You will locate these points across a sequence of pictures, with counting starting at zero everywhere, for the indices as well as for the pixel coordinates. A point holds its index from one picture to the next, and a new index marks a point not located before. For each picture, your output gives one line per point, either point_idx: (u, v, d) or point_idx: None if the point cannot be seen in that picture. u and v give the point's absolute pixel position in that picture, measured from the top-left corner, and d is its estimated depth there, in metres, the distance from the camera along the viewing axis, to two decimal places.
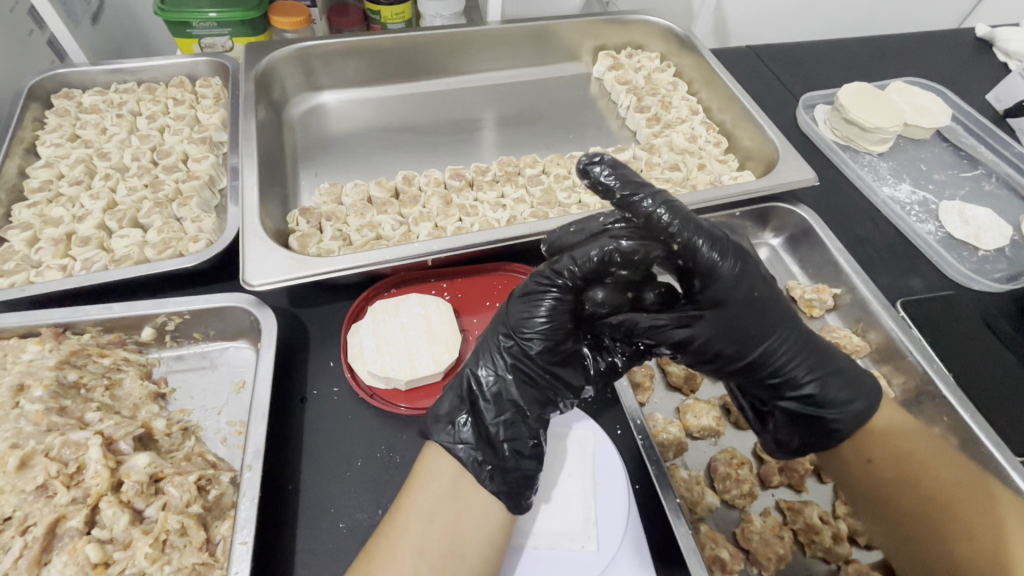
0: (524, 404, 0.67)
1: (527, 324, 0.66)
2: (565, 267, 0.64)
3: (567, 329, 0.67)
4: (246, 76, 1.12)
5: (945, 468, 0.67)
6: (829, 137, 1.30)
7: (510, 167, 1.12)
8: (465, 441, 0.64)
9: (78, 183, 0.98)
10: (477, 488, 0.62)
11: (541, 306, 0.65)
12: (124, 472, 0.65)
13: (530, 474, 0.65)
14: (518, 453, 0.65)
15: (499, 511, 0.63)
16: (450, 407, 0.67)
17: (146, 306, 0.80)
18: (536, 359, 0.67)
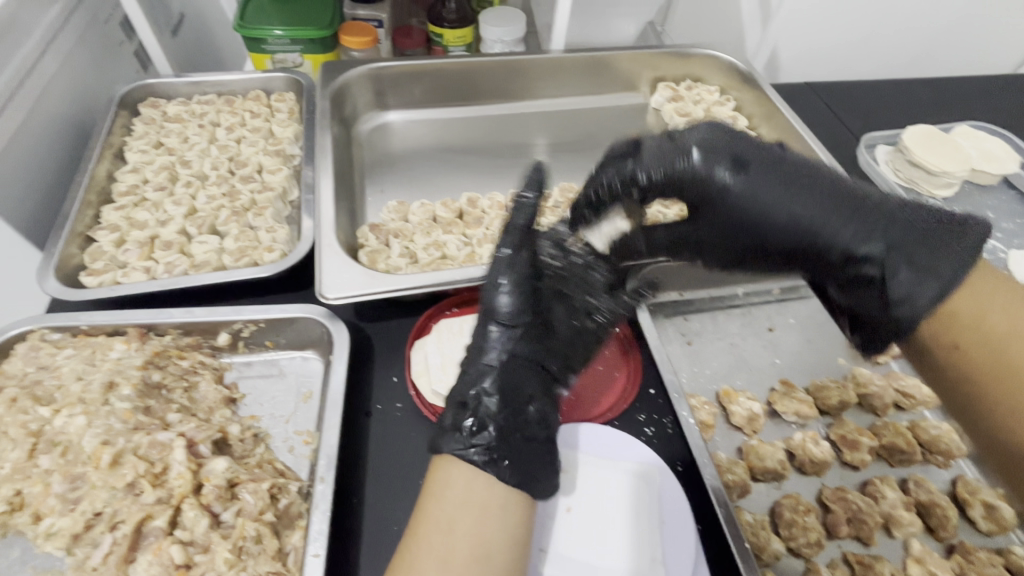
0: (525, 390, 0.68)
1: (502, 312, 0.72)
2: (500, 266, 0.73)
3: (534, 303, 0.73)
4: (322, 94, 1.16)
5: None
6: (891, 179, 1.28)
7: (571, 194, 1.13)
8: (466, 440, 0.63)
9: (161, 189, 1.03)
10: (490, 488, 0.61)
11: (500, 291, 0.72)
12: (204, 476, 0.67)
13: (544, 455, 0.66)
14: (529, 440, 0.65)
15: (519, 506, 0.62)
16: (455, 416, 0.65)
17: (225, 313, 0.83)
18: (519, 344, 0.70)
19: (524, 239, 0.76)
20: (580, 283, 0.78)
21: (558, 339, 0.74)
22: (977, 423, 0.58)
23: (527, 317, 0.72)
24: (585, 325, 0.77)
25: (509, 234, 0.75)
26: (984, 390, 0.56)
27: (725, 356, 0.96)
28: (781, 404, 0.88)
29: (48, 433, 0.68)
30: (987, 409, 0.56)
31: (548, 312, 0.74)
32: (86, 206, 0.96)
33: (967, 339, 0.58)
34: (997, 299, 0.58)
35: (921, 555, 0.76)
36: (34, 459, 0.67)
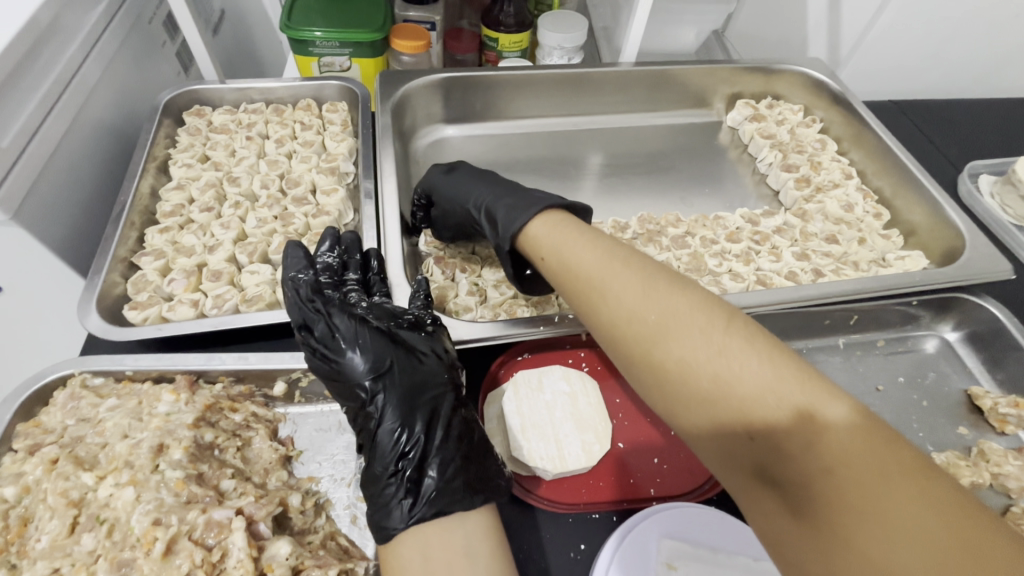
0: (369, 440, 0.66)
1: (360, 372, 0.68)
2: (299, 322, 0.72)
3: (358, 335, 0.69)
4: (383, 107, 1.07)
5: (722, 339, 0.54)
6: (1000, 216, 1.15)
7: (651, 225, 1.02)
8: (409, 507, 0.61)
9: (208, 209, 0.95)
10: (447, 542, 0.58)
11: (314, 331, 0.70)
12: (265, 563, 0.58)
13: (462, 491, 0.62)
14: (432, 482, 0.63)
15: (487, 544, 0.58)
16: (388, 491, 0.63)
17: (284, 360, 0.74)
18: (395, 390, 0.67)
19: (321, 302, 0.72)
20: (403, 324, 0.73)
21: (427, 374, 0.69)
22: (719, 449, 0.52)
23: (357, 352, 0.68)
24: (423, 338, 0.72)
25: (306, 302, 0.72)
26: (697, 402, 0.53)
27: None
28: None
29: (90, 504, 0.60)
30: (757, 441, 0.49)
31: (364, 339, 0.69)
32: (129, 228, 0.88)
33: (662, 347, 0.56)
34: (703, 316, 0.56)
35: None
36: (75, 536, 0.59)
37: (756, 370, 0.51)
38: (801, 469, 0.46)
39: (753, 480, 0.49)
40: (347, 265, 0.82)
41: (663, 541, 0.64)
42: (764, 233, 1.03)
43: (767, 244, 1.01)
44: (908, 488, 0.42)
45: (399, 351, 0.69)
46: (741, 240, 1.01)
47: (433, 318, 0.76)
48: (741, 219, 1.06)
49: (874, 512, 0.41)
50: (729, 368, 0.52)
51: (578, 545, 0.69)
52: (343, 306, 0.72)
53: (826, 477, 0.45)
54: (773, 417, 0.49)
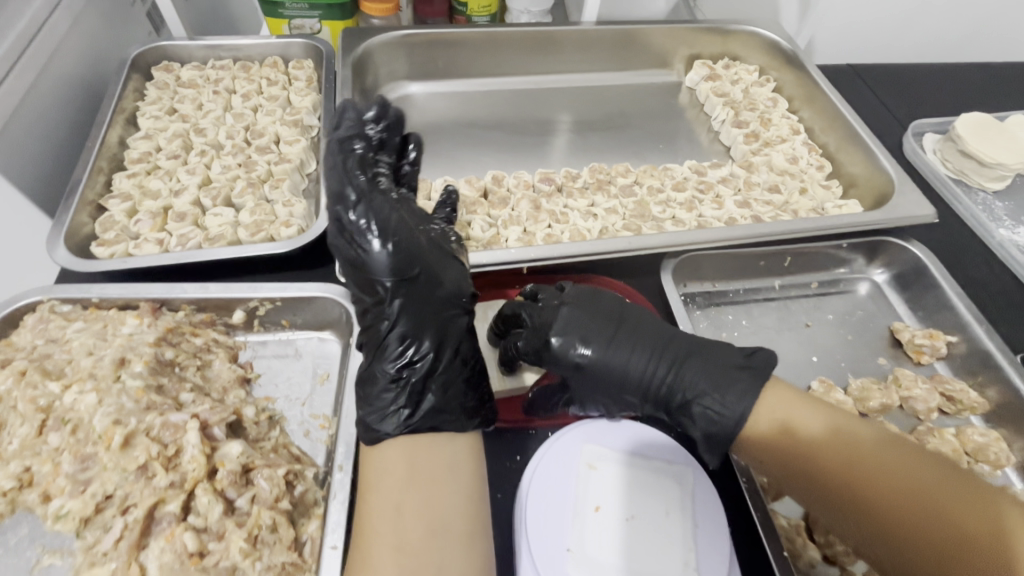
0: (381, 340, 0.69)
1: (384, 270, 0.70)
2: (345, 209, 0.72)
3: (400, 235, 0.71)
4: (343, 62, 1.11)
5: (795, 407, 0.65)
6: (940, 170, 1.21)
7: (601, 175, 1.07)
8: (405, 416, 0.65)
9: (175, 157, 0.99)
10: (433, 456, 0.63)
11: (348, 214, 0.71)
12: (218, 460, 0.65)
13: (453, 410, 0.66)
14: (432, 395, 0.66)
15: (470, 464, 0.64)
16: (388, 395, 0.66)
17: (241, 290, 0.79)
18: (410, 301, 0.69)
19: (365, 188, 0.72)
20: (433, 238, 0.75)
21: (446, 293, 0.70)
22: (797, 486, 0.64)
23: (392, 250, 0.70)
24: (450, 254, 0.75)
25: (352, 181, 0.73)
26: (797, 465, 0.63)
27: None
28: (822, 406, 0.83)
29: (57, 409, 0.66)
30: (832, 484, 0.61)
31: (405, 240, 0.71)
32: (97, 172, 0.92)
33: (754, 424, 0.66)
34: (775, 393, 0.67)
35: None
36: (43, 436, 0.65)
37: (809, 413, 0.64)
38: (867, 491, 0.59)
39: (842, 515, 0.60)
40: (384, 145, 0.80)
41: (585, 445, 0.71)
42: (709, 183, 1.08)
43: (711, 192, 1.06)
44: (959, 491, 0.57)
45: (429, 260, 0.72)
46: (687, 189, 1.06)
47: (457, 240, 0.79)
48: (688, 169, 1.11)
49: (906, 496, 0.57)
50: (810, 429, 0.63)
51: (513, 456, 0.75)
52: (383, 199, 0.73)
53: (911, 505, 0.57)
54: (836, 455, 0.61)
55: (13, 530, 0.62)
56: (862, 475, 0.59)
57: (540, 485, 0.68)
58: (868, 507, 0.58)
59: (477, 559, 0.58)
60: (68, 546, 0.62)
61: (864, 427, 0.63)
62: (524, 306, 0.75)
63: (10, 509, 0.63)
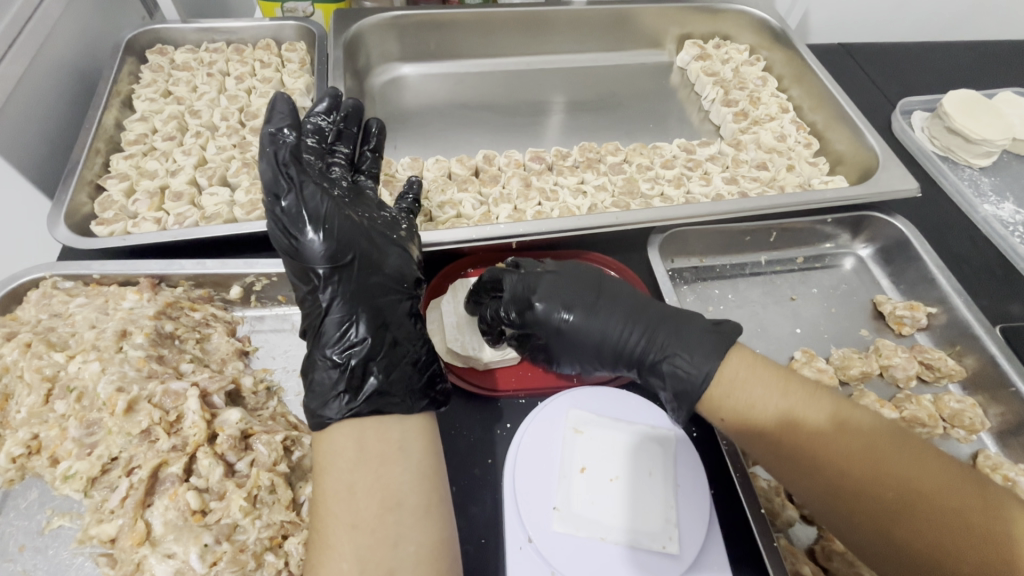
0: (323, 330, 0.68)
1: (318, 257, 0.68)
2: (278, 201, 0.68)
3: (339, 221, 0.69)
4: (334, 42, 1.12)
5: (802, 403, 0.62)
6: (927, 147, 1.22)
7: (591, 154, 1.09)
8: (348, 400, 0.63)
9: (171, 138, 1.01)
10: (383, 435, 0.61)
11: (281, 205, 0.68)
12: (218, 425, 0.68)
13: (397, 390, 0.65)
14: (374, 376, 0.65)
15: (421, 441, 0.63)
16: (330, 380, 0.64)
17: (237, 266, 0.81)
18: (349, 287, 0.69)
19: (296, 171, 0.68)
20: (375, 223, 0.74)
21: (384, 279, 0.70)
22: (792, 479, 0.61)
23: (328, 238, 0.68)
24: (393, 238, 0.74)
25: (282, 165, 0.68)
26: (804, 467, 0.60)
27: (746, 322, 0.94)
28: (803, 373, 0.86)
29: (62, 378, 0.69)
30: (827, 476, 0.59)
31: (343, 228, 0.69)
32: (94, 154, 0.94)
33: (760, 423, 0.62)
34: (782, 386, 0.63)
35: None
36: (50, 404, 0.68)
37: (805, 402, 0.62)
38: (863, 482, 0.57)
39: (837, 509, 0.58)
40: (340, 135, 0.84)
41: (572, 410, 0.75)
42: (697, 160, 1.10)
43: (699, 169, 1.08)
44: (963, 482, 0.56)
45: (368, 246, 0.70)
46: (675, 166, 1.07)
47: (408, 226, 0.79)
48: (677, 148, 1.12)
49: (904, 488, 0.56)
50: (815, 424, 0.61)
51: (503, 424, 0.78)
52: (317, 185, 0.69)
53: (920, 500, 0.55)
54: (834, 445, 0.59)
55: (24, 494, 0.65)
56: (871, 472, 0.57)
57: (528, 447, 0.72)
58: (877, 504, 0.56)
59: (435, 534, 0.57)
60: (76, 508, 0.65)
61: (872, 420, 0.61)
62: (506, 275, 0.76)
63: (20, 474, 0.66)
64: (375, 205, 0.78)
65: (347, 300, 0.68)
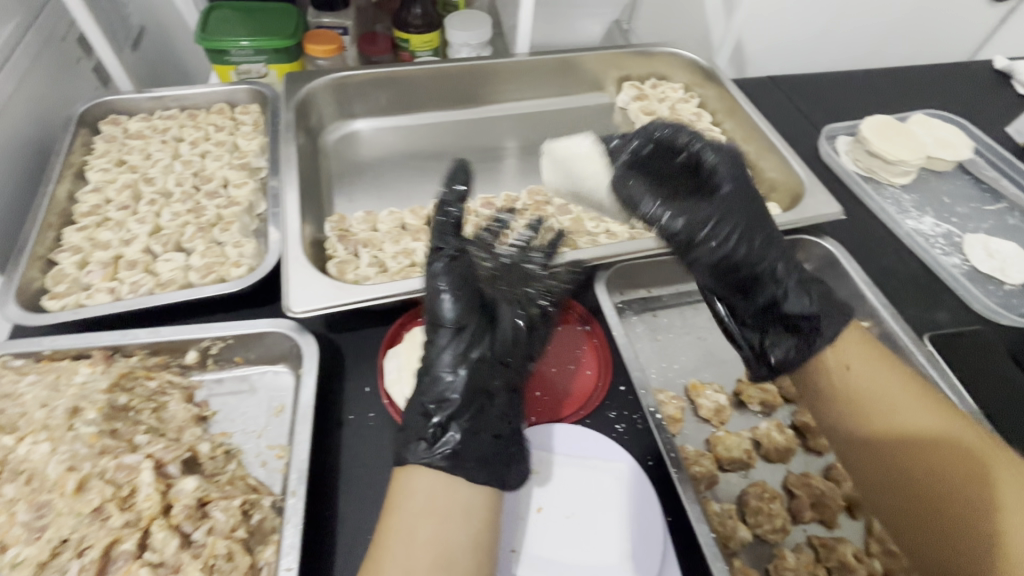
0: (421, 384, 0.71)
1: (447, 316, 0.72)
2: (436, 264, 0.76)
3: (472, 289, 0.75)
4: (286, 105, 1.16)
5: (952, 419, 0.68)
6: (851, 169, 1.32)
7: (539, 197, 1.15)
8: (426, 448, 0.66)
9: (125, 207, 1.02)
10: (453, 493, 0.64)
11: (433, 267, 0.75)
12: (173, 496, 0.68)
13: (485, 457, 0.67)
14: (458, 431, 0.67)
15: (485, 508, 0.65)
16: (417, 424, 0.68)
17: (192, 331, 0.82)
18: (483, 350, 0.72)
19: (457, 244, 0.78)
20: (511, 299, 0.81)
21: (506, 346, 0.75)
22: (863, 444, 0.72)
23: (460, 300, 0.73)
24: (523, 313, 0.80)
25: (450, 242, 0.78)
26: (875, 437, 0.71)
27: (694, 349, 0.98)
28: (747, 395, 0.91)
29: (11, 462, 0.68)
30: (897, 453, 0.69)
31: (473, 292, 0.75)
32: (46, 228, 0.95)
33: (857, 398, 0.72)
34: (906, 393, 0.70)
35: (882, 534, 0.78)
36: None
37: (919, 404, 0.69)
38: (919, 472, 0.67)
39: (884, 479, 0.69)
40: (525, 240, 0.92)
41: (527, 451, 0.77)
42: None
43: None
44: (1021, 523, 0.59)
45: (495, 314, 0.76)
46: None
47: (552, 309, 0.84)
48: None
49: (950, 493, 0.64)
50: (910, 421, 0.69)
51: None
52: (445, 260, 0.76)
53: (950, 505, 0.64)
54: (924, 436, 0.68)
55: None
56: (920, 474, 0.67)
57: None
58: (919, 484, 0.66)
59: None
60: None
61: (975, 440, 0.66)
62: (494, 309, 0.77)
63: None
64: (528, 293, 0.84)
65: (446, 351, 0.71)
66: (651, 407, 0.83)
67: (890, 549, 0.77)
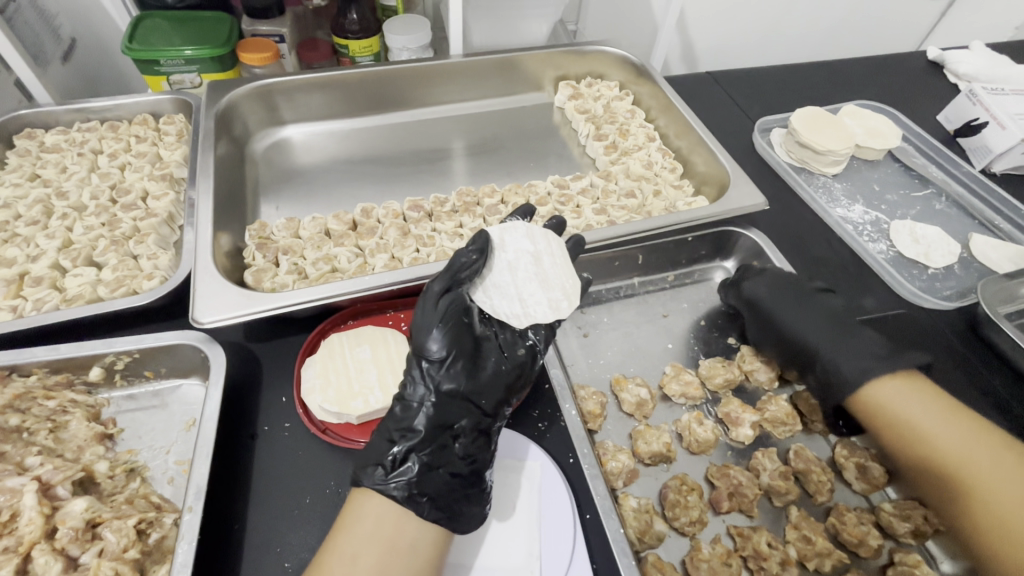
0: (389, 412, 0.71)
1: (427, 345, 0.70)
2: (432, 292, 0.72)
3: (457, 321, 0.71)
4: (207, 114, 1.14)
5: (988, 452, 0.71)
6: (784, 160, 1.33)
7: (469, 198, 1.14)
8: (383, 475, 0.66)
9: (35, 223, 0.99)
10: (402, 527, 0.63)
11: (432, 295, 0.72)
12: (59, 518, 0.65)
13: (438, 493, 0.66)
14: (416, 465, 0.67)
15: (430, 548, 0.64)
16: (380, 450, 0.68)
17: (94, 347, 0.79)
18: (455, 384, 0.70)
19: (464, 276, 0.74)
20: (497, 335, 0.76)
21: (478, 386, 0.71)
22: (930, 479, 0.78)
23: (446, 331, 0.70)
24: (510, 350, 0.75)
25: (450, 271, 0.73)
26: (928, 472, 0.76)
27: (622, 344, 0.98)
28: (670, 388, 0.90)
29: None
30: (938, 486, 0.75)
31: (458, 325, 0.71)
32: None
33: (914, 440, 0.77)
34: (949, 415, 0.76)
35: (798, 521, 0.79)
36: None
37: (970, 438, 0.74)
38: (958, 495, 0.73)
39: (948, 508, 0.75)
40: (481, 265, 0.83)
41: None
42: (569, 195, 1.16)
43: (571, 203, 1.15)
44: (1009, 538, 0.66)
45: (464, 349, 0.71)
46: (548, 203, 1.14)
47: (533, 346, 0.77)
48: (551, 184, 1.19)
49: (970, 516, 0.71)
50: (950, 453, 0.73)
51: None
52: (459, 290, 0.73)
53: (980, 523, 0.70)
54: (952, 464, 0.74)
55: None
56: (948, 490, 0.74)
57: None
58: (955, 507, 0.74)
59: None
60: None
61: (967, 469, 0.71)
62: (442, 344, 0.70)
63: None
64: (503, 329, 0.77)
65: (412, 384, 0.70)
66: (568, 405, 0.82)
67: (805, 535, 0.77)
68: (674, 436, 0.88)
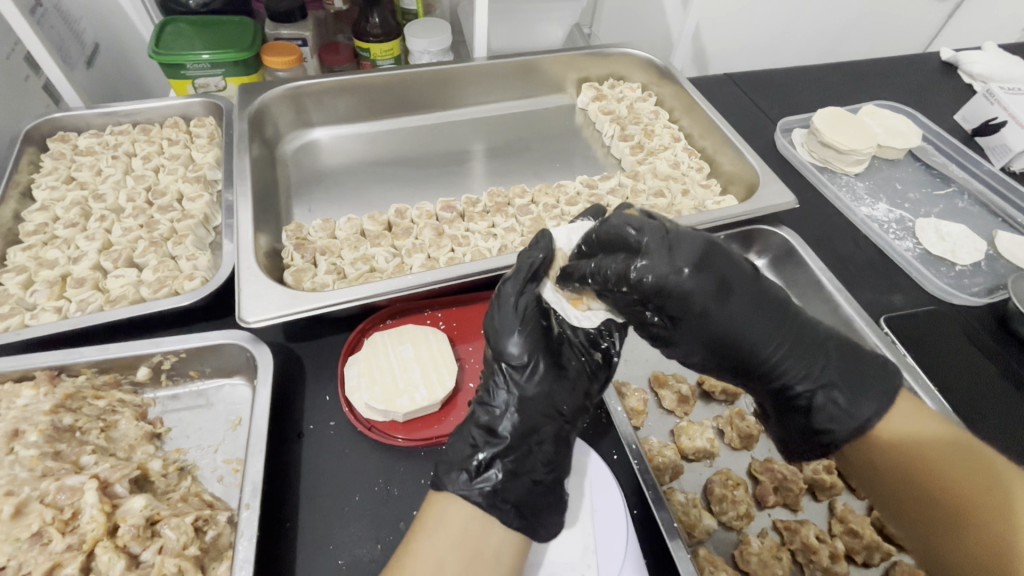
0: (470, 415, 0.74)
1: (508, 350, 0.74)
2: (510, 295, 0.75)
3: (535, 326, 0.75)
4: (240, 116, 1.15)
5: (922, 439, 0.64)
6: (807, 160, 1.35)
7: (500, 198, 1.15)
8: (467, 478, 0.67)
9: (73, 225, 1.00)
10: (484, 535, 0.63)
11: (510, 299, 0.75)
12: (120, 516, 0.66)
13: (519, 499, 0.67)
14: (499, 470, 0.68)
15: (511, 558, 0.64)
16: (462, 454, 0.70)
17: (142, 346, 0.80)
18: (538, 390, 0.73)
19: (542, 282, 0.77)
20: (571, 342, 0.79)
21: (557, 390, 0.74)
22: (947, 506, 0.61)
23: (526, 336, 0.74)
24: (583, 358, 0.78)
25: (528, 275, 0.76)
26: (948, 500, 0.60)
27: None
28: (710, 384, 0.91)
29: None
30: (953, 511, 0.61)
31: (535, 331, 0.75)
32: None
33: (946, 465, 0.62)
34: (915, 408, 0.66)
35: (844, 514, 0.79)
36: None
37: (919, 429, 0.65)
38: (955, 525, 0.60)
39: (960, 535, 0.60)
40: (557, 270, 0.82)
41: None
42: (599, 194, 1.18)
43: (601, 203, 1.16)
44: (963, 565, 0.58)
45: (543, 354, 0.74)
46: (579, 203, 1.15)
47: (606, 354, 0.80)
48: (580, 184, 1.20)
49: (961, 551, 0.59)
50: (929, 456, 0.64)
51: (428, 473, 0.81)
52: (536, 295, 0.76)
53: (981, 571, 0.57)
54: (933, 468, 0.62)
55: None
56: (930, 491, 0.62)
57: None
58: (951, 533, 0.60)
59: None
60: None
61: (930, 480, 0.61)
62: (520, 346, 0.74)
63: None
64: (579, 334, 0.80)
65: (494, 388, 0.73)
66: (615, 402, 0.83)
67: (852, 529, 0.77)
68: (715, 432, 0.88)
